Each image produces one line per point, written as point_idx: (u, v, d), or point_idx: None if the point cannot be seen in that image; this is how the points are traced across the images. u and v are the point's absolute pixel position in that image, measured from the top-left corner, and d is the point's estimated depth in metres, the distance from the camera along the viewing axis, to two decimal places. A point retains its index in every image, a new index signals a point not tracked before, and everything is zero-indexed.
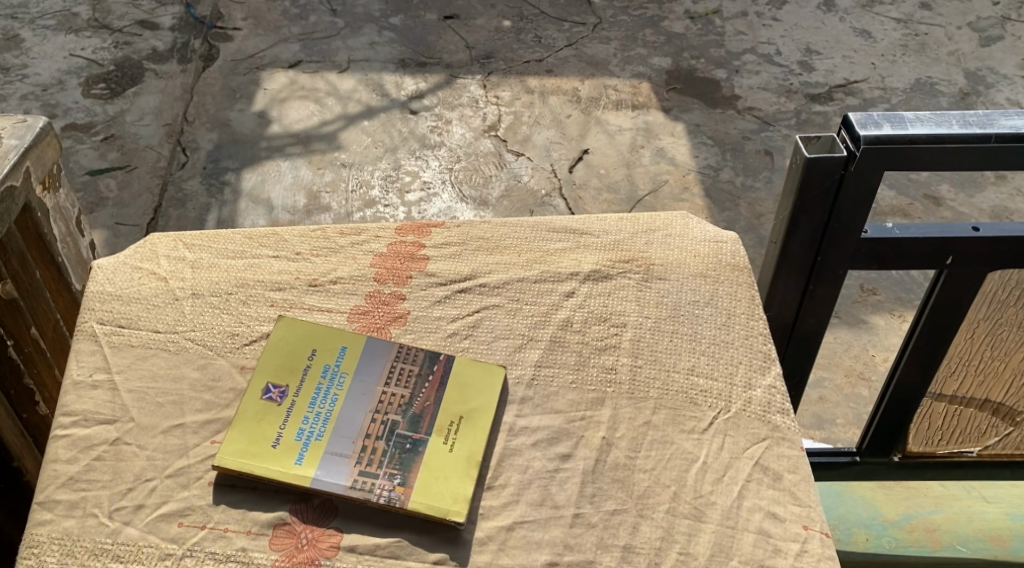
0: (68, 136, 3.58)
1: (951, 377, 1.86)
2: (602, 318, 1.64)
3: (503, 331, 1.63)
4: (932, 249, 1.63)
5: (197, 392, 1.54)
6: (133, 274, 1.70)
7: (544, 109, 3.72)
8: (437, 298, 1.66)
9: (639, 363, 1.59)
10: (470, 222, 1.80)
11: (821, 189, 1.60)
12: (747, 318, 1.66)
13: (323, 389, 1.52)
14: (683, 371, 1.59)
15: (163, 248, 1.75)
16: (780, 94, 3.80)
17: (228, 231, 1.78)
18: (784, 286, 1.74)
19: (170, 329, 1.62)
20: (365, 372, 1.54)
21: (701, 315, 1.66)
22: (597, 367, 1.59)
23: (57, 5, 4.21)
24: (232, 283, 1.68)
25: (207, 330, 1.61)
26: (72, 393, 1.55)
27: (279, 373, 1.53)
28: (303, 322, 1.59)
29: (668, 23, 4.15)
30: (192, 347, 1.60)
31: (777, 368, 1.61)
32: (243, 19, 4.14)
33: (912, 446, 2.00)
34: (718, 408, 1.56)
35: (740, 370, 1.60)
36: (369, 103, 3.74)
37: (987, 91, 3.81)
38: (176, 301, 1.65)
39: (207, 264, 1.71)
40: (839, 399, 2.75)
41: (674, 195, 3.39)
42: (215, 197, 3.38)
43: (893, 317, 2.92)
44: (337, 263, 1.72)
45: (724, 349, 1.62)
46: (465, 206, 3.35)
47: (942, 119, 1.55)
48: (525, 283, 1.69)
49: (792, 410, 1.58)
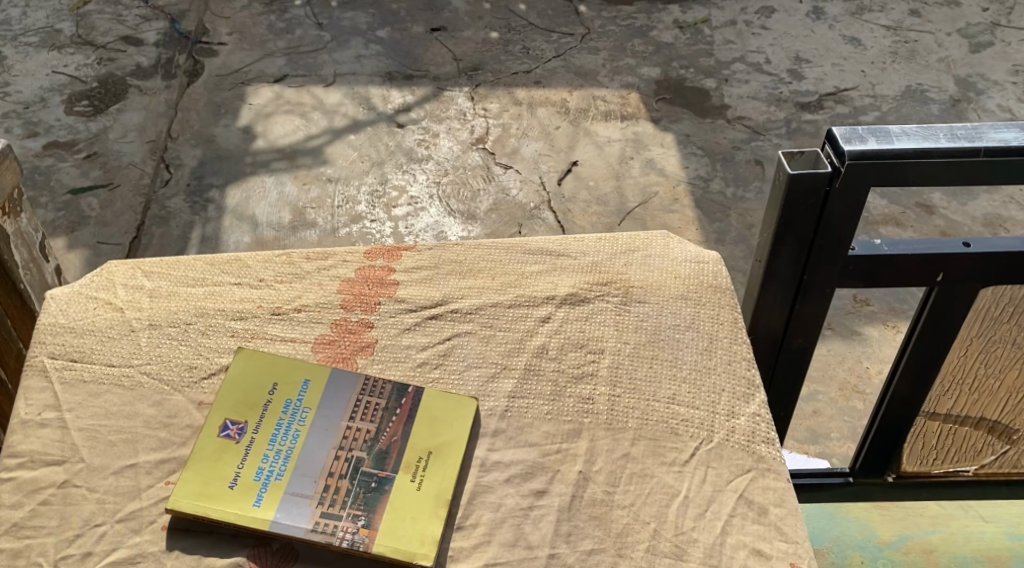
0: (50, 155, 3.53)
1: (945, 395, 1.80)
2: (578, 343, 1.59)
3: (476, 359, 1.57)
4: (921, 266, 1.58)
5: (151, 430, 1.49)
6: (88, 302, 1.64)
7: (532, 121, 3.67)
8: (407, 325, 1.61)
9: (617, 392, 1.54)
10: (443, 243, 1.75)
11: (805, 207, 1.55)
12: (729, 343, 1.61)
13: (285, 425, 1.46)
14: (664, 400, 1.53)
15: (120, 275, 1.69)
16: (770, 103, 3.75)
17: (191, 257, 1.73)
18: (773, 298, 1.67)
19: (124, 363, 1.56)
20: (330, 406, 1.48)
21: (682, 340, 1.60)
22: (573, 397, 1.53)
23: (41, 22, 4.16)
24: (191, 312, 1.63)
25: (163, 364, 1.56)
26: (20, 432, 1.49)
27: (238, 408, 1.48)
28: (264, 351, 1.54)
29: (657, 33, 4.11)
30: (147, 383, 1.54)
31: (761, 395, 1.56)
32: (229, 34, 4.09)
33: (906, 466, 1.94)
34: (700, 438, 1.50)
35: (723, 398, 1.54)
36: (355, 116, 3.69)
37: (977, 97, 3.77)
38: (133, 333, 1.60)
39: (165, 292, 1.66)
40: (834, 413, 2.70)
41: (664, 207, 3.34)
42: (198, 214, 3.33)
43: (886, 329, 2.88)
44: (303, 289, 1.66)
45: (707, 376, 1.57)
46: (453, 220, 3.30)
47: (928, 133, 1.49)
48: (499, 308, 1.63)
49: (777, 439, 1.52)
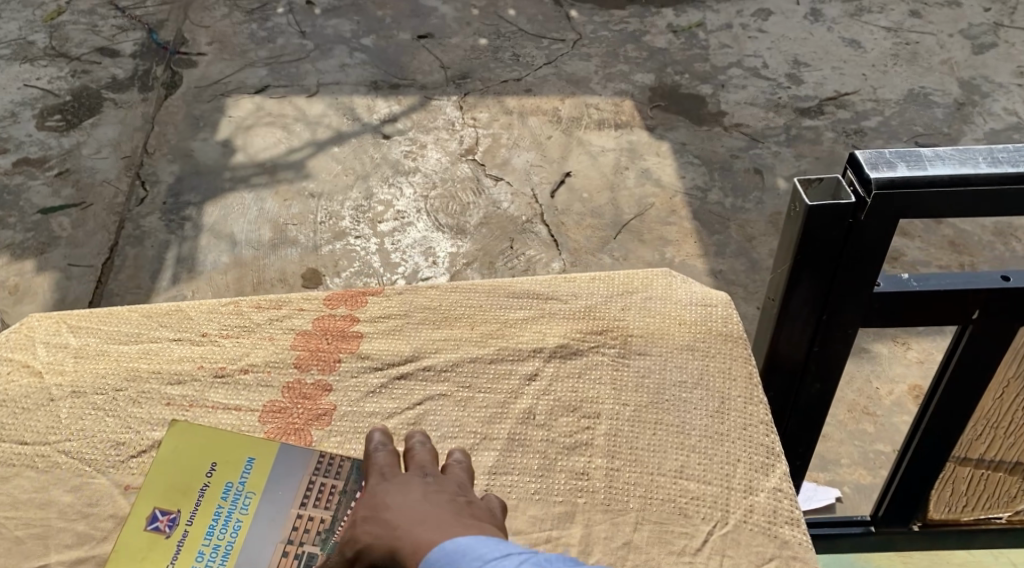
0: (20, 173, 3.35)
1: (977, 440, 1.68)
2: (570, 407, 1.58)
3: (450, 427, 1.57)
4: (952, 305, 1.47)
5: (67, 521, 1.52)
6: (5, 369, 1.68)
7: (523, 130, 3.50)
8: (372, 386, 1.63)
9: (616, 465, 1.53)
10: (412, 288, 1.76)
11: (828, 239, 1.44)
12: (744, 402, 1.59)
13: (223, 515, 1.49)
14: (670, 474, 1.52)
15: (42, 334, 1.72)
16: (768, 109, 3.58)
17: (126, 308, 1.75)
18: (792, 330, 1.56)
19: (39, 440, 1.59)
20: (272, 492, 1.50)
21: (689, 400, 1.59)
22: (565, 472, 1.53)
23: (13, 34, 3.99)
24: (121, 377, 1.66)
25: (83, 441, 1.59)
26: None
27: (172, 497, 1.51)
28: (201, 432, 1.56)
29: (651, 38, 3.95)
30: (65, 463, 1.57)
31: (781, 465, 1.54)
32: (208, 43, 3.92)
33: (933, 513, 1.82)
34: (712, 520, 1.48)
35: (739, 471, 1.52)
36: (339, 128, 3.53)
37: (982, 100, 3.62)
38: (52, 403, 1.63)
39: (93, 354, 1.69)
40: (843, 437, 2.53)
41: (661, 218, 3.18)
42: (175, 233, 3.16)
43: (896, 345, 2.69)
44: (251, 347, 1.69)
45: (719, 445, 1.55)
46: (441, 236, 3.13)
47: (967, 156, 1.39)
48: (478, 363, 1.64)
49: (801, 516, 1.50)
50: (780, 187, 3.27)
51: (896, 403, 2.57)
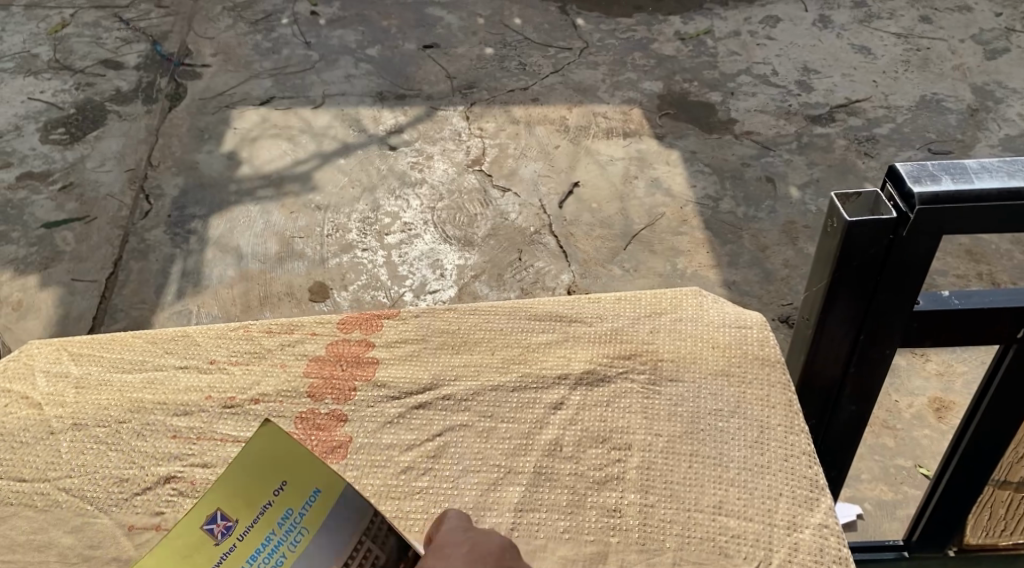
0: (24, 187, 3.30)
1: (1018, 463, 1.64)
2: (599, 438, 1.53)
3: (471, 461, 1.52)
4: (995, 321, 1.44)
5: (69, 563, 1.46)
6: (4, 399, 1.64)
7: (530, 140, 3.44)
8: (389, 416, 1.57)
9: (650, 499, 1.47)
10: (428, 309, 1.71)
11: (866, 256, 1.39)
12: (784, 431, 1.53)
13: (272, 549, 1.25)
14: (707, 509, 1.46)
15: (42, 362, 1.68)
16: (779, 117, 3.53)
17: (128, 335, 1.72)
18: (828, 350, 1.50)
19: (38, 477, 1.55)
20: (330, 542, 1.28)
21: (726, 430, 1.53)
22: (597, 508, 1.47)
23: (17, 47, 3.95)
24: (125, 408, 1.61)
25: (86, 477, 1.55)
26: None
27: (230, 502, 1.25)
28: (273, 442, 1.27)
29: (658, 46, 3.89)
30: (67, 500, 1.53)
31: (827, 500, 1.46)
32: (213, 55, 3.88)
33: (970, 538, 1.77)
34: (753, 560, 1.42)
35: (782, 507, 1.46)
36: (345, 139, 3.47)
37: (996, 106, 3.55)
38: (52, 437, 1.59)
39: (95, 384, 1.65)
40: (863, 452, 2.46)
41: (672, 228, 3.12)
42: (180, 247, 3.10)
43: (914, 357, 2.62)
44: (261, 375, 1.64)
45: (759, 477, 1.49)
46: (449, 247, 3.07)
47: (1013, 168, 1.34)
48: (500, 392, 1.58)
49: (848, 556, 1.42)
50: (794, 196, 3.21)
51: (916, 416, 2.50)
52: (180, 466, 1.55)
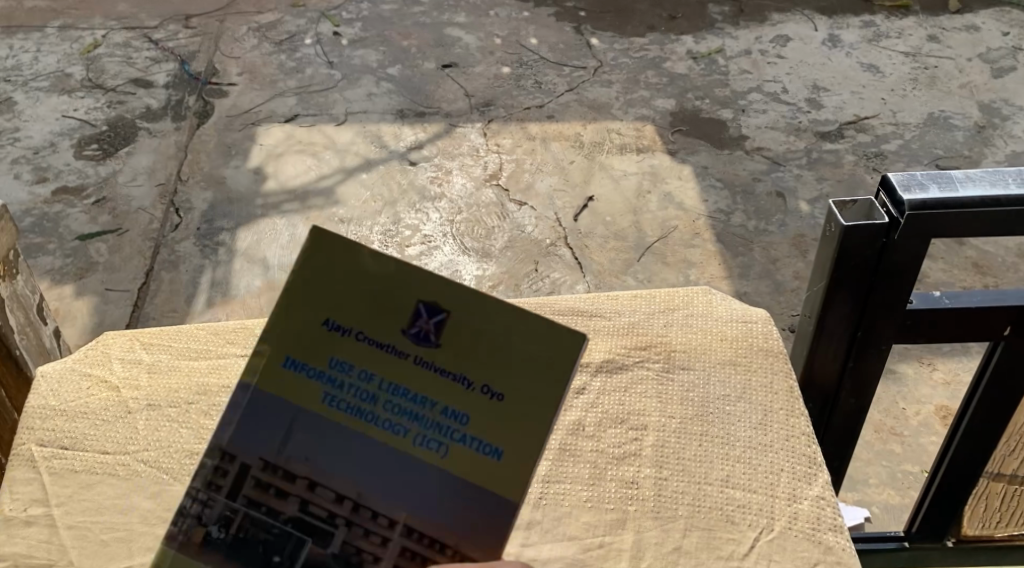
0: (59, 201, 3.42)
1: (1010, 456, 1.78)
2: (617, 420, 1.57)
3: None
4: (982, 319, 1.55)
5: (148, 526, 1.46)
6: (82, 381, 1.64)
7: (546, 156, 3.56)
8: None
9: (664, 474, 1.51)
10: None
11: (861, 258, 1.50)
12: (786, 415, 1.58)
13: (423, 407, 1.24)
14: (716, 483, 1.50)
15: (117, 350, 1.68)
16: (789, 133, 3.64)
17: (191, 326, 1.72)
18: (828, 346, 1.61)
19: (119, 449, 1.55)
20: (446, 487, 1.23)
21: (732, 412, 1.58)
22: (615, 481, 1.51)
23: (51, 66, 4.09)
24: (193, 390, 1.61)
25: (162, 451, 1.54)
26: (4, 532, 1.47)
27: (447, 329, 1.24)
28: (541, 363, 1.24)
29: (671, 64, 4.02)
30: (145, 471, 1.52)
31: (823, 475, 1.52)
32: (239, 74, 4.02)
33: (968, 529, 1.90)
34: (759, 527, 1.46)
35: (783, 480, 1.51)
36: (367, 155, 3.59)
37: (1003, 123, 3.66)
38: (129, 415, 1.59)
39: (164, 368, 1.65)
40: (872, 457, 2.54)
41: (685, 241, 3.23)
42: (209, 258, 3.21)
43: (921, 366, 2.73)
44: None
45: (763, 454, 1.53)
46: (468, 259, 3.18)
47: (996, 177, 1.46)
48: None
49: (843, 525, 1.48)
50: (803, 210, 3.32)
51: (922, 424, 2.60)
52: None
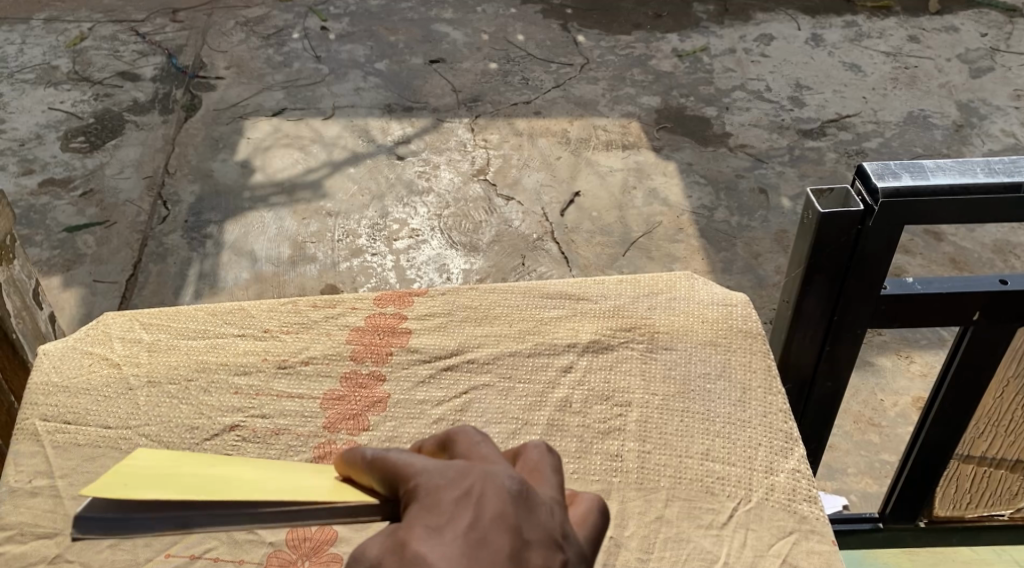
0: (46, 193, 3.42)
1: (980, 437, 1.83)
2: (603, 397, 1.61)
3: (493, 414, 1.60)
4: (953, 305, 1.61)
5: None
6: (82, 359, 1.68)
7: (533, 151, 3.60)
8: (422, 376, 1.64)
9: (647, 448, 1.56)
10: (454, 289, 1.78)
11: (837, 245, 1.56)
12: (764, 392, 1.62)
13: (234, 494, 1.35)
14: (697, 456, 1.55)
15: (117, 330, 1.72)
16: (772, 131, 3.69)
17: (189, 308, 1.76)
18: (805, 329, 1.66)
19: (121, 425, 1.59)
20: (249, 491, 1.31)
21: (713, 390, 1.62)
22: (601, 454, 1.55)
23: (37, 58, 4.10)
24: (192, 367, 1.66)
25: (163, 425, 1.59)
26: (10, 502, 1.52)
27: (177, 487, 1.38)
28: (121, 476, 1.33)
29: (656, 62, 4.07)
30: (145, 445, 1.57)
31: (800, 449, 1.57)
32: (226, 68, 4.04)
33: (938, 510, 1.97)
34: (738, 498, 1.51)
35: (760, 454, 1.55)
36: (355, 149, 3.62)
37: (981, 122, 3.72)
38: (130, 392, 1.63)
39: (164, 347, 1.69)
40: (850, 446, 2.59)
41: (669, 235, 3.27)
42: (196, 250, 3.22)
43: (899, 359, 2.77)
44: (311, 340, 1.70)
45: (741, 430, 1.58)
46: (455, 253, 3.21)
47: (966, 167, 1.52)
48: (517, 357, 1.66)
49: (818, 497, 1.53)
50: (785, 206, 3.37)
51: (900, 414, 2.64)
52: (243, 416, 1.60)
